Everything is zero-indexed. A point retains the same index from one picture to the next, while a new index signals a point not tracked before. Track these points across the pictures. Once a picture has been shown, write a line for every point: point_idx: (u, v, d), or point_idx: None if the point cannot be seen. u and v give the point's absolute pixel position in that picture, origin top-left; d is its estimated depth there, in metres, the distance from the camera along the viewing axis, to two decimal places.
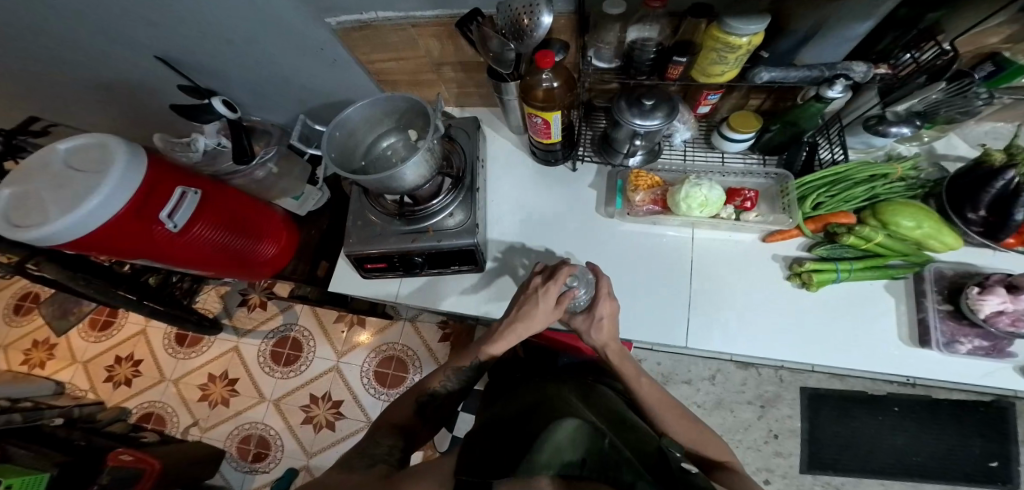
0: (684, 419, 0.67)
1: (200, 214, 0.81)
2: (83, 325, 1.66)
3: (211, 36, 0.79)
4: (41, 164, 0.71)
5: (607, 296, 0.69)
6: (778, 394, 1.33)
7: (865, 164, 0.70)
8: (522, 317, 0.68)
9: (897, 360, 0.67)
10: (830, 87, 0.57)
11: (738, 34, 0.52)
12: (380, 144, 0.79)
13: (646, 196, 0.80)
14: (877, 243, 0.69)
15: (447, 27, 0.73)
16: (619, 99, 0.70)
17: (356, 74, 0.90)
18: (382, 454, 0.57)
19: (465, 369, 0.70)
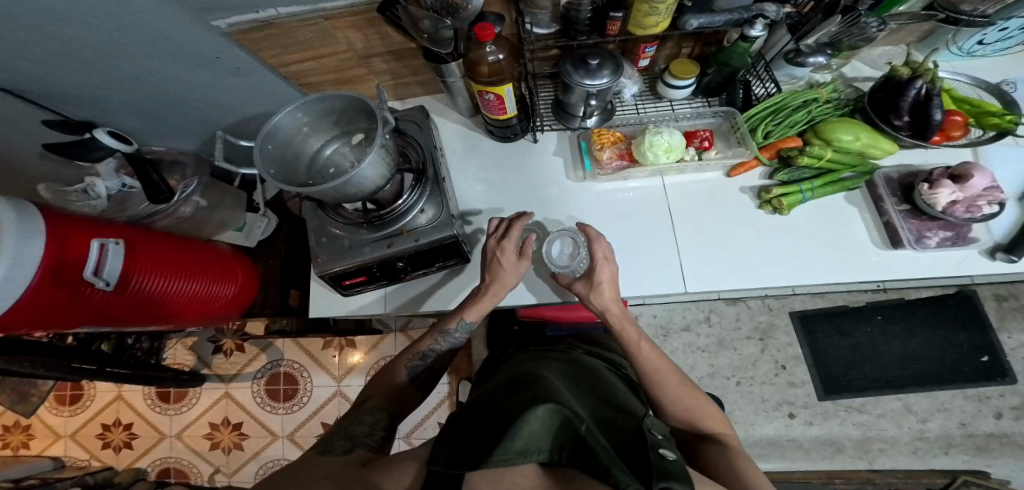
0: (676, 386, 0.67)
1: (132, 260, 0.66)
2: (48, 401, 1.57)
3: (112, 92, 0.71)
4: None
5: (605, 259, 0.70)
6: (772, 323, 1.35)
7: (796, 92, 0.71)
8: (497, 273, 0.74)
9: (879, 264, 0.68)
10: (752, 27, 0.55)
11: None
12: (324, 150, 0.74)
13: (612, 152, 0.79)
14: (829, 159, 0.69)
15: (365, 15, 0.66)
16: (564, 62, 0.69)
17: (278, 94, 0.82)
18: (363, 436, 0.57)
19: (454, 333, 0.76)
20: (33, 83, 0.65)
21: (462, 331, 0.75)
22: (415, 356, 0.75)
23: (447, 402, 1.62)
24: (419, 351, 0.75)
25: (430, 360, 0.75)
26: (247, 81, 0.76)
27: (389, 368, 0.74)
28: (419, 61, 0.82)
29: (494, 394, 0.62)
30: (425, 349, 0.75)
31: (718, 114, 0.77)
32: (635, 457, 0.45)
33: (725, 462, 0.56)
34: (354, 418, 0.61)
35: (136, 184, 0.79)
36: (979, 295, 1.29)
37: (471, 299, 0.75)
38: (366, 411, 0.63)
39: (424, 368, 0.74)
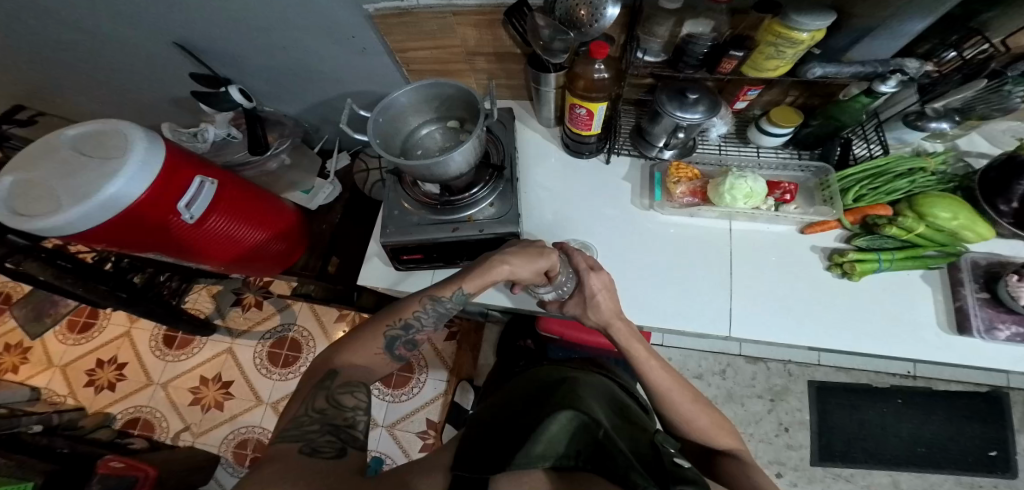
0: (688, 400, 0.68)
1: (216, 204, 0.76)
2: (60, 327, 1.57)
3: (234, 29, 0.75)
4: (48, 148, 0.63)
5: (590, 270, 0.69)
6: (787, 387, 1.37)
7: (904, 157, 0.71)
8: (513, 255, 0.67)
9: (937, 346, 0.70)
10: (883, 83, 0.56)
11: (802, 28, 0.51)
12: (420, 130, 0.80)
13: (687, 187, 0.80)
14: (918, 234, 0.70)
15: (490, 16, 0.74)
16: (660, 92, 0.70)
17: (383, 62, 0.86)
18: (348, 427, 0.52)
19: (445, 303, 0.68)
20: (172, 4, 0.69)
21: (455, 302, 0.68)
22: (397, 322, 0.66)
23: (441, 399, 1.57)
24: (402, 317, 0.67)
25: (412, 333, 0.67)
26: (359, 47, 0.81)
27: (364, 344, 0.64)
28: (518, 67, 0.87)
29: (529, 398, 0.71)
30: (405, 318, 0.67)
31: (809, 168, 0.80)
32: (652, 465, 0.51)
33: (744, 477, 0.61)
34: (328, 394, 0.55)
35: (238, 135, 0.90)
36: (1009, 398, 1.31)
37: (472, 269, 0.68)
38: (344, 388, 0.57)
39: (403, 342, 0.67)
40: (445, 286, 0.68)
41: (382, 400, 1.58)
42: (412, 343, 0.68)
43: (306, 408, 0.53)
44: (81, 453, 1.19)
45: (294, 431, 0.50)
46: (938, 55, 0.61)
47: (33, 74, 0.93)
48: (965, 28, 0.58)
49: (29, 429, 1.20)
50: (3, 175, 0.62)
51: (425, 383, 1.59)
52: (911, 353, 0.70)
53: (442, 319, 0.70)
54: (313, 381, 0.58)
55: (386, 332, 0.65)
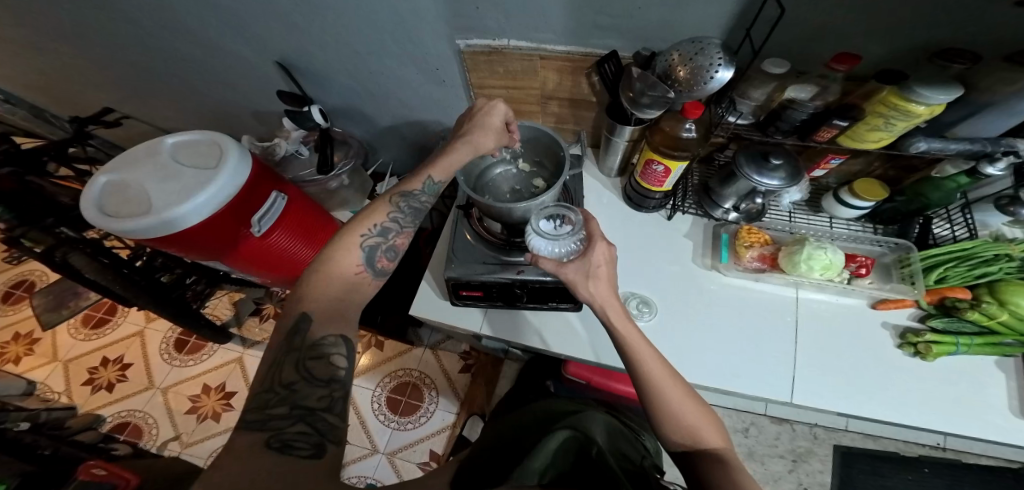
0: (678, 394, 0.52)
1: (283, 219, 0.80)
2: (75, 320, 1.52)
3: (325, 38, 0.78)
4: (148, 154, 0.71)
5: (600, 238, 0.59)
6: (811, 450, 1.32)
7: (993, 243, 0.71)
8: (468, 129, 0.67)
9: (1013, 434, 0.66)
10: (992, 164, 0.59)
11: (922, 102, 0.53)
12: (494, 169, 0.81)
13: (757, 252, 0.80)
14: (999, 321, 0.71)
15: (577, 63, 0.74)
16: (739, 153, 0.70)
17: (459, 96, 0.88)
18: (320, 413, 0.45)
19: (418, 197, 0.64)
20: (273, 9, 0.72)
21: (427, 193, 0.65)
22: (371, 229, 0.59)
23: (448, 431, 1.44)
24: (377, 222, 0.60)
25: (391, 238, 0.60)
26: (440, 75, 0.82)
27: (328, 278, 0.54)
28: (589, 114, 0.87)
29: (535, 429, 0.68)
30: (380, 223, 0.60)
31: (887, 244, 0.81)
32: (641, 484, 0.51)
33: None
34: (297, 362, 0.47)
35: (305, 153, 0.94)
36: None
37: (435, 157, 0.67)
38: (316, 352, 0.49)
39: (384, 252, 0.59)
40: (412, 180, 0.65)
41: (385, 425, 1.46)
42: (392, 252, 0.60)
43: (271, 383, 0.46)
44: (60, 455, 1.09)
45: (258, 415, 0.43)
46: None
47: (120, 58, 0.97)
48: None
49: (16, 425, 1.12)
50: (103, 172, 0.70)
51: (433, 412, 1.47)
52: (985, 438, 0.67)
53: (420, 218, 0.64)
54: (286, 331, 0.50)
55: (363, 240, 0.57)
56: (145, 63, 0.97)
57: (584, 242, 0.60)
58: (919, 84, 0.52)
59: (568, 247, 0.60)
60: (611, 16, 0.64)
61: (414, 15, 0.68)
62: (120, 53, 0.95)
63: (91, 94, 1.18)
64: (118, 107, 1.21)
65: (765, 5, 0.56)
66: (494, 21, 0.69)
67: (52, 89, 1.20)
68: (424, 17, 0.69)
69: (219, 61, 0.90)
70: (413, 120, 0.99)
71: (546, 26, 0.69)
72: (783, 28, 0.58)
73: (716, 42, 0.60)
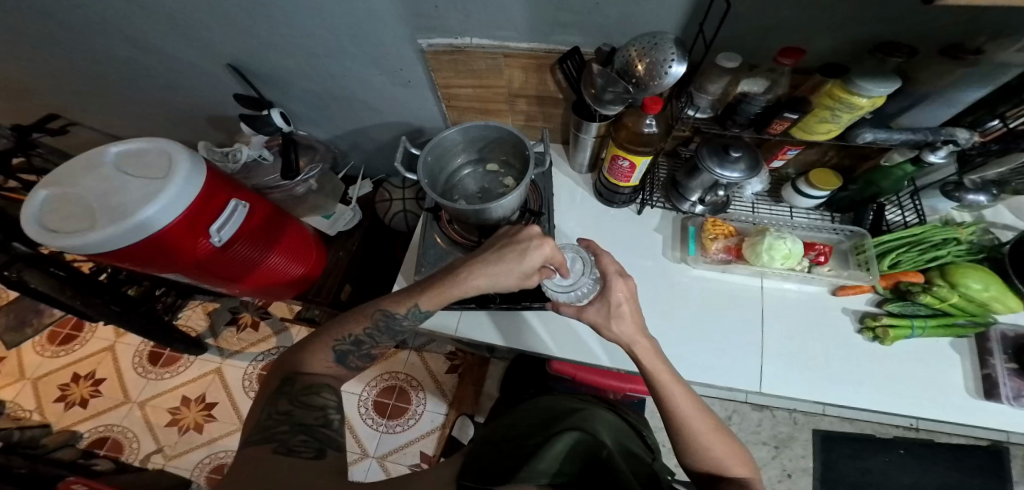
0: (708, 428, 0.57)
1: (244, 229, 0.79)
2: (40, 338, 1.48)
3: (286, 42, 0.77)
4: (91, 165, 0.69)
5: (619, 274, 0.61)
6: (793, 435, 1.36)
7: (939, 227, 0.74)
8: (487, 257, 0.58)
9: (970, 411, 0.69)
10: (933, 152, 0.60)
11: (864, 94, 0.54)
12: (461, 170, 0.82)
13: (723, 244, 0.82)
14: (951, 303, 0.72)
15: (540, 60, 0.74)
16: (702, 146, 0.70)
17: (426, 95, 0.88)
18: (319, 426, 0.51)
19: (400, 320, 0.61)
20: (230, 12, 0.71)
21: (410, 319, 0.61)
22: (344, 337, 0.60)
23: (438, 432, 1.44)
24: (350, 332, 0.60)
25: (364, 347, 0.61)
26: (404, 75, 0.82)
27: (308, 355, 0.59)
28: (557, 111, 0.88)
29: (538, 425, 0.68)
30: (355, 333, 0.61)
31: (843, 231, 0.83)
32: None
33: None
34: (290, 397, 0.53)
35: (269, 158, 0.94)
36: (1009, 449, 1.30)
37: (431, 281, 0.60)
38: (305, 388, 0.55)
39: (357, 355, 0.62)
40: (399, 300, 0.61)
41: (374, 429, 1.45)
42: (367, 356, 0.63)
43: (269, 411, 0.51)
44: (39, 474, 1.08)
45: (260, 433, 0.49)
46: (982, 124, 0.61)
47: (75, 65, 0.94)
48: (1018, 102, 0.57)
49: None
50: (44, 185, 0.68)
51: (422, 414, 1.47)
52: (949, 419, 0.69)
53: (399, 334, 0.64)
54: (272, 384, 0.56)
55: (335, 347, 0.59)
56: (103, 71, 0.95)
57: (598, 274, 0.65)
58: (862, 78, 0.54)
59: (587, 288, 0.64)
60: (569, 12, 0.64)
61: (373, 15, 0.68)
62: (75, 62, 0.93)
63: (45, 105, 1.14)
64: (80, 117, 1.18)
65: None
66: (453, 20, 0.69)
67: (7, 100, 1.16)
68: (384, 17, 0.68)
69: (179, 67, 0.89)
70: (385, 122, 0.99)
71: (507, 24, 0.69)
72: (735, 21, 0.59)
73: (670, 38, 0.61)
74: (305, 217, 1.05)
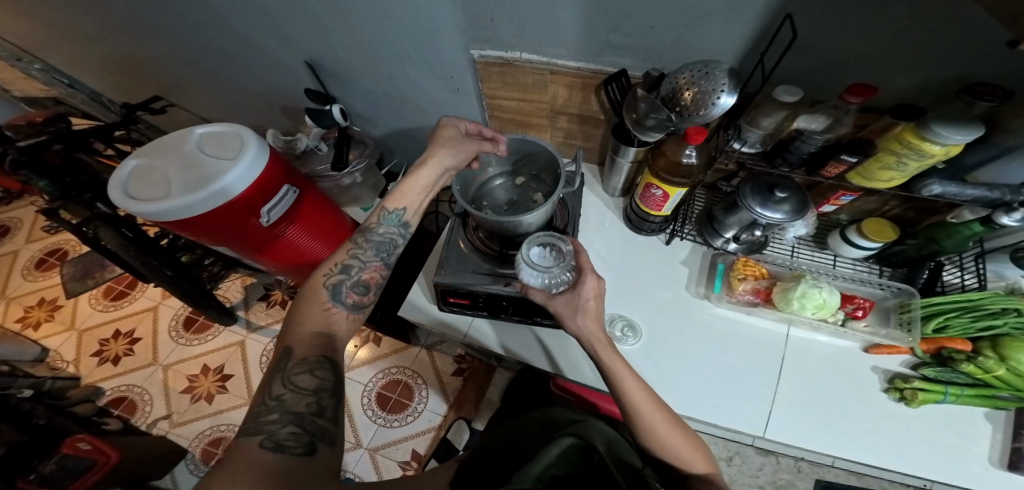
0: (682, 442, 0.58)
1: (292, 213, 0.81)
2: (96, 291, 1.55)
3: (343, 39, 0.80)
4: (174, 142, 0.74)
5: (592, 274, 0.62)
6: (793, 483, 1.29)
7: (1001, 295, 0.68)
8: (428, 161, 0.67)
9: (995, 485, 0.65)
10: (1007, 213, 0.56)
11: (936, 142, 0.51)
12: (493, 181, 0.83)
13: (751, 285, 0.80)
14: (997, 376, 0.68)
15: (586, 79, 0.76)
16: (745, 183, 0.69)
17: (471, 103, 0.90)
18: (310, 414, 0.48)
19: (378, 231, 0.65)
20: (296, 5, 0.74)
21: (387, 225, 0.65)
22: (333, 269, 0.60)
23: (432, 433, 1.43)
24: (338, 261, 0.61)
25: (355, 274, 0.61)
26: (452, 82, 0.85)
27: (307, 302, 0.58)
28: (597, 132, 0.89)
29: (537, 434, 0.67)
30: (342, 262, 0.62)
31: (890, 287, 0.78)
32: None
33: None
34: (284, 378, 0.50)
35: (324, 148, 0.99)
36: None
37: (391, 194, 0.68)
38: (302, 367, 0.51)
39: (352, 286, 0.60)
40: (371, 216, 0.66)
41: (372, 421, 1.45)
42: (360, 287, 0.61)
43: (263, 397, 0.49)
44: (54, 427, 1.11)
45: (250, 424, 0.46)
46: None
47: (153, 44, 1.01)
48: None
49: (18, 392, 1.14)
50: (134, 156, 0.73)
51: (421, 412, 1.47)
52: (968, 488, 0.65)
53: (385, 252, 0.65)
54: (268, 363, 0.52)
55: (325, 280, 0.59)
56: (179, 52, 1.02)
57: (573, 276, 0.63)
58: (936, 122, 0.50)
59: (560, 280, 0.63)
60: (624, 34, 0.66)
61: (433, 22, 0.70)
62: (160, 42, 0.99)
63: (135, 80, 1.24)
64: (151, 90, 1.26)
65: (779, 31, 0.57)
66: (508, 33, 0.71)
67: (89, 69, 1.26)
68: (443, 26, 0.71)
69: (247, 54, 0.94)
70: (428, 123, 1.01)
71: (559, 41, 0.70)
72: (795, 58, 0.59)
73: (722, 67, 0.61)
74: (345, 206, 1.08)
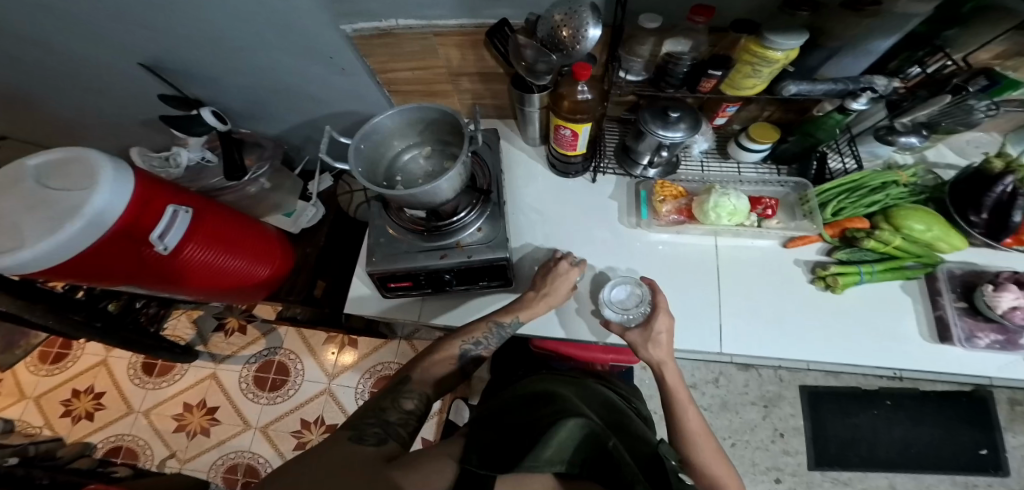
0: (709, 444, 0.66)
1: (192, 234, 0.75)
2: (31, 358, 1.51)
3: (214, 47, 0.77)
4: (13, 181, 0.65)
5: (664, 311, 0.69)
6: (780, 393, 1.35)
7: (877, 172, 0.74)
8: (551, 286, 0.75)
9: (924, 356, 0.70)
10: (854, 100, 0.58)
11: (776, 48, 0.53)
12: (403, 155, 0.79)
13: (673, 206, 0.82)
14: (895, 246, 0.72)
15: (472, 35, 0.73)
16: (643, 110, 0.69)
17: (366, 83, 0.87)
18: (397, 424, 0.57)
19: (506, 328, 0.73)
20: (152, 20, 0.70)
21: (509, 328, 0.73)
22: (467, 343, 0.70)
23: (437, 417, 1.48)
24: (471, 338, 0.71)
25: (479, 351, 0.71)
26: (335, 68, 0.82)
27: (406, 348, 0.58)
28: (502, 87, 0.88)
29: (519, 407, 0.62)
30: (474, 338, 0.71)
31: (788, 183, 0.82)
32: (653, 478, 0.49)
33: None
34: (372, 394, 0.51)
35: (212, 159, 0.94)
36: (993, 396, 1.31)
37: (526, 298, 0.75)
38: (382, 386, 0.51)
39: (472, 359, 0.71)
40: (505, 312, 0.74)
41: None
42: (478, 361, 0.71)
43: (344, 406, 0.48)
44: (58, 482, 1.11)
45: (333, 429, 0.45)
46: (904, 71, 0.63)
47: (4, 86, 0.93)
48: (930, 45, 0.60)
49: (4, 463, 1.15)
50: None
51: None
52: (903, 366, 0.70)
53: (500, 343, 0.73)
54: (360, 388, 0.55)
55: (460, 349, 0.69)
56: (38, 90, 0.94)
57: (648, 310, 0.70)
58: (773, 31, 0.53)
59: (636, 319, 0.70)
60: None
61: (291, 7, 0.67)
62: (12, 82, 0.91)
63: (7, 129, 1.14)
64: (33, 139, 1.17)
65: None
66: (373, 4, 0.66)
67: None
68: (304, 12, 0.68)
69: (112, 78, 0.88)
70: (335, 114, 0.99)
71: (430, 3, 0.67)
72: None
73: (585, 2, 0.61)
74: (265, 217, 1.04)
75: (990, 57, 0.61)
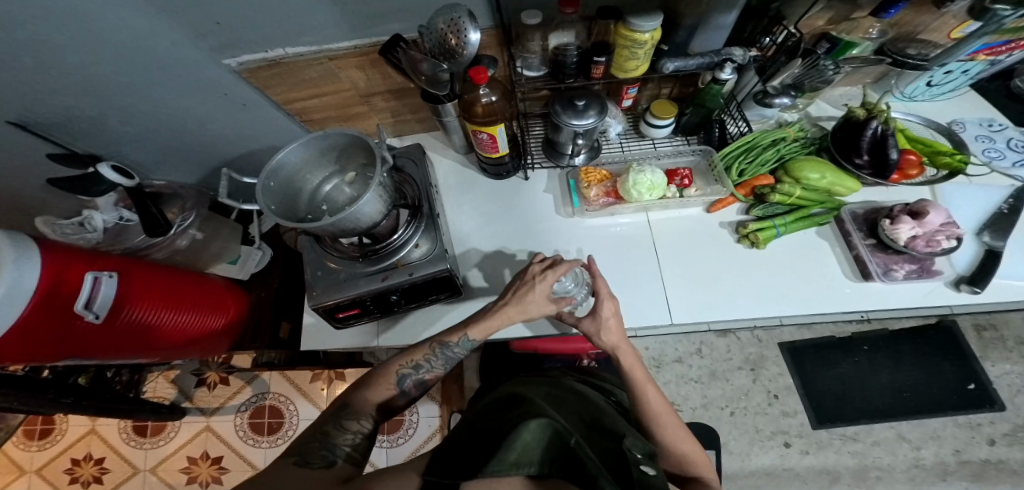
0: (676, 422, 0.67)
1: (123, 296, 0.74)
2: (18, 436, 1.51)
3: (134, 117, 0.80)
4: None
5: (608, 295, 0.69)
6: (763, 354, 1.35)
7: (767, 132, 0.79)
8: (525, 299, 0.67)
9: (854, 298, 0.71)
10: (722, 70, 0.64)
11: (642, 30, 0.57)
12: (324, 186, 0.81)
13: (599, 189, 0.84)
14: (797, 196, 0.74)
15: (368, 54, 0.75)
16: (553, 103, 0.70)
17: (280, 115, 0.89)
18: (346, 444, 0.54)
19: (454, 347, 0.67)
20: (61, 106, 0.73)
21: (462, 346, 0.67)
22: (407, 366, 0.65)
23: (439, 434, 1.50)
24: (412, 360, 0.65)
25: (422, 372, 0.65)
26: (244, 106, 0.84)
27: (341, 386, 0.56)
28: (418, 100, 0.90)
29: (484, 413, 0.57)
30: (415, 359, 0.66)
31: (700, 151, 0.83)
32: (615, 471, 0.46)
33: None
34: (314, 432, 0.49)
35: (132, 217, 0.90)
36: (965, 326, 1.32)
37: (484, 313, 0.68)
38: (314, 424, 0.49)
39: (415, 379, 0.65)
40: (450, 331, 0.67)
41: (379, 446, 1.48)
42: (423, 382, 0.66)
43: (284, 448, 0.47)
44: None
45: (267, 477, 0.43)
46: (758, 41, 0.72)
47: None
48: (768, 18, 0.68)
49: None
50: None
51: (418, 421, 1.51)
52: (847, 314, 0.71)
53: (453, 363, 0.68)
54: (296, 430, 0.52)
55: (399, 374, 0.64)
56: None
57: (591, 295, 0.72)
58: (635, 15, 0.57)
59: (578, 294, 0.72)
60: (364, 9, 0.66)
61: (178, 53, 0.69)
62: None
63: None
64: None
65: None
66: (248, 32, 0.68)
67: None
68: (194, 56, 0.70)
69: None
70: (266, 152, 1.02)
71: (314, 27, 0.69)
72: None
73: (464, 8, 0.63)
74: (209, 267, 1.02)
75: (825, 23, 0.74)
